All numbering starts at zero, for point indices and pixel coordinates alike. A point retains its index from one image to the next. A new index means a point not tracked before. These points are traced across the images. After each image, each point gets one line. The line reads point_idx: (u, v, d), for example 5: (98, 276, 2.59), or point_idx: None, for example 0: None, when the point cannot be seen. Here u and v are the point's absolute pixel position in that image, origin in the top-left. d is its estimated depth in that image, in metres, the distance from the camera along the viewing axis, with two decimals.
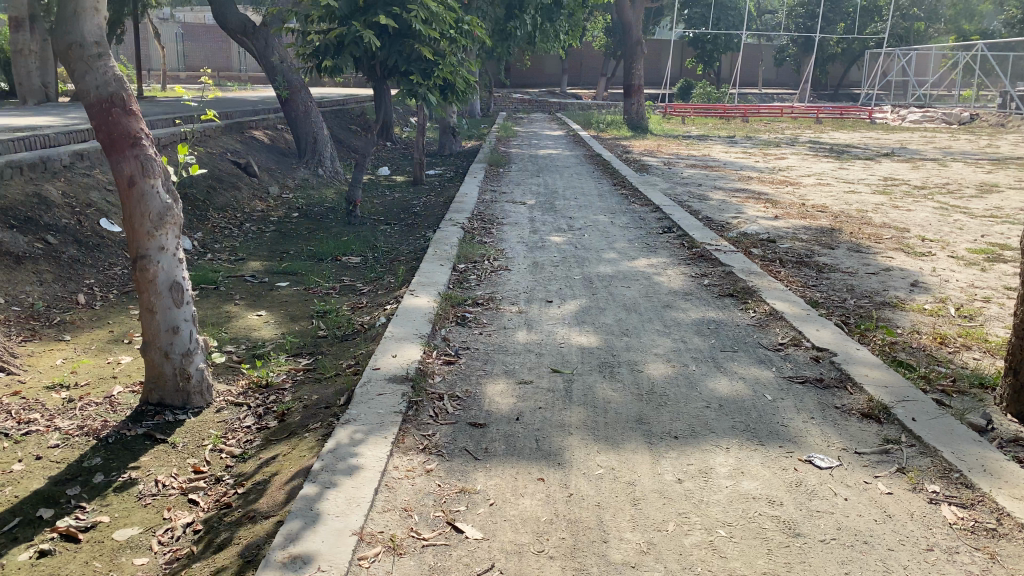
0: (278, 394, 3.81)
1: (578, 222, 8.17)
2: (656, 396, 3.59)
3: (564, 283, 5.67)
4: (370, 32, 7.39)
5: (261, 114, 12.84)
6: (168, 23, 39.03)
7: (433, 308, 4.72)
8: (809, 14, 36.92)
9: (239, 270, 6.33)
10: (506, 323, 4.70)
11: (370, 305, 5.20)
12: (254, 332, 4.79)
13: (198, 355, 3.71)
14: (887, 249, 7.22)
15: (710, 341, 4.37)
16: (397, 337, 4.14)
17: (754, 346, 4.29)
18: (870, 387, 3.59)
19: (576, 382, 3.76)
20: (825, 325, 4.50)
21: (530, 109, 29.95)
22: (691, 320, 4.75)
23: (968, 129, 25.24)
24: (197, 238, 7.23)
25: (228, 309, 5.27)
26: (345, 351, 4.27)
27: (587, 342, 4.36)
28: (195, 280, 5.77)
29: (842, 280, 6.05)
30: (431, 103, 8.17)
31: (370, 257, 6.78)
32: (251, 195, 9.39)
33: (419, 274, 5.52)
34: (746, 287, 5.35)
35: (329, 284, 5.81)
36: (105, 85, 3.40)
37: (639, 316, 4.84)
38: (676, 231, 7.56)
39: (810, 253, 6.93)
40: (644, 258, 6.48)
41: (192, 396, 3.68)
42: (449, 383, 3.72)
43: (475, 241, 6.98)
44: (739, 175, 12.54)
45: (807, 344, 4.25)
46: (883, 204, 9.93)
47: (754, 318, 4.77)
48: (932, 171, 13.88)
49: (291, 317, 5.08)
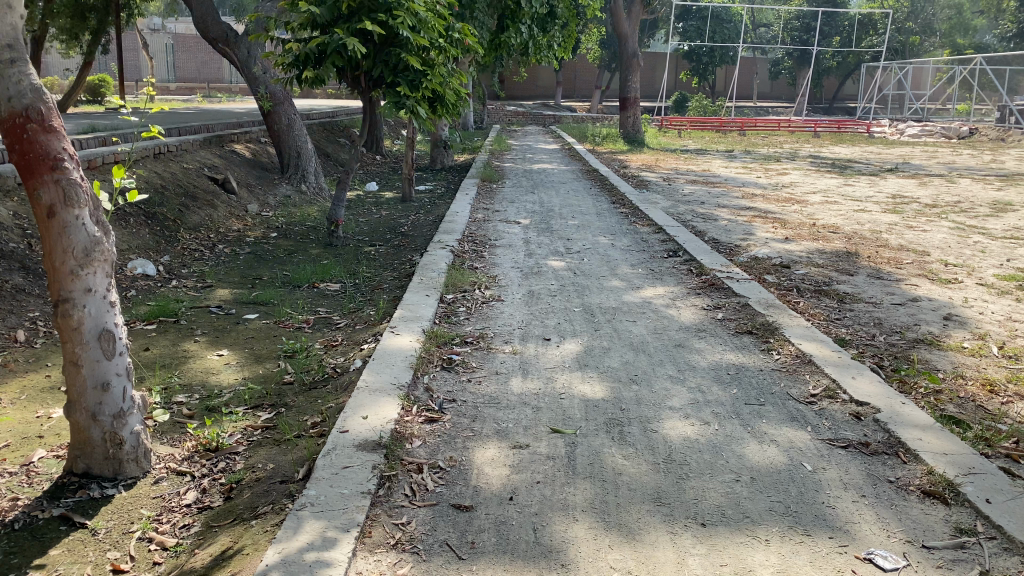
0: (229, 460, 3.24)
1: (576, 244, 7.62)
2: (676, 467, 3.04)
3: (563, 316, 5.12)
4: (353, 41, 6.88)
5: (244, 127, 12.31)
6: (159, 35, 38.70)
7: (415, 350, 4.16)
8: (805, 28, 36.66)
9: (204, 299, 5.77)
10: (499, 366, 4.15)
11: (346, 344, 4.63)
12: (211, 377, 4.22)
13: (135, 415, 3.14)
14: (910, 275, 6.70)
15: (732, 392, 3.82)
16: (372, 389, 3.58)
17: (784, 399, 3.74)
18: (927, 456, 3.04)
19: (580, 446, 3.20)
20: (862, 374, 3.98)
21: (524, 121, 29.62)
22: (707, 365, 4.21)
23: (969, 144, 24.90)
24: (162, 264, 6.68)
25: (186, 348, 4.70)
26: (312, 405, 3.71)
27: (591, 393, 3.79)
28: (154, 312, 5.21)
29: (867, 312, 5.52)
30: (420, 116, 7.64)
31: (351, 284, 6.22)
32: (227, 213, 8.84)
33: (401, 307, 4.96)
34: (766, 324, 4.81)
35: (302, 317, 5.26)
36: (19, 96, 2.82)
37: (649, 358, 4.29)
38: (681, 255, 7.04)
39: (828, 280, 6.40)
40: (649, 287, 5.94)
41: (124, 465, 3.09)
42: (430, 448, 3.15)
43: (465, 266, 6.43)
44: (742, 192, 12.03)
45: (845, 397, 3.71)
46: (896, 224, 9.43)
47: (778, 363, 4.24)
48: (941, 188, 13.40)
49: (256, 358, 4.52)
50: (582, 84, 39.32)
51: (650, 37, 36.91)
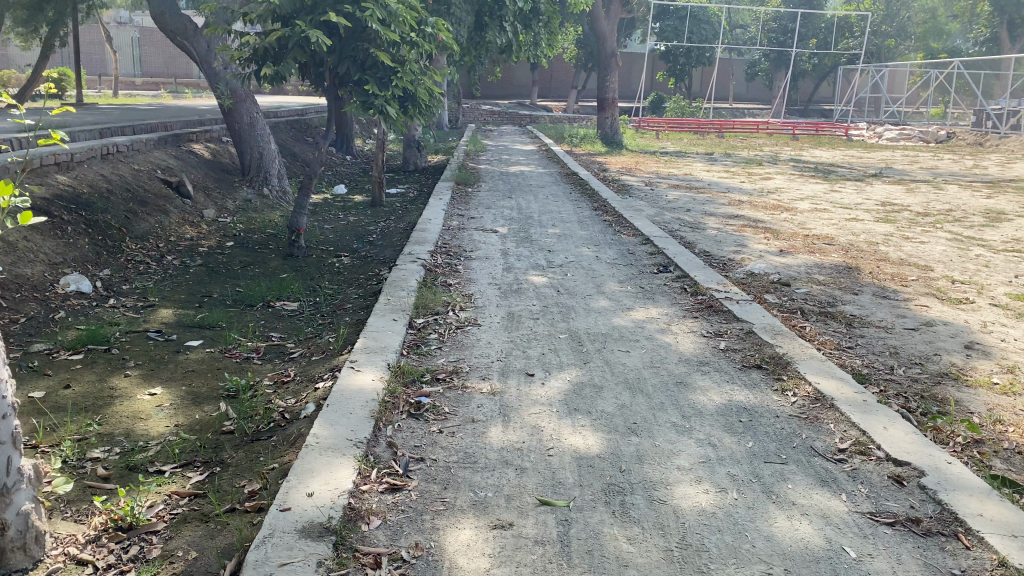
0: (144, 542, 2.63)
1: (559, 257, 7.07)
2: (693, 555, 2.48)
3: (547, 345, 4.56)
4: (316, 33, 6.27)
5: (205, 126, 11.62)
6: (125, 28, 37.81)
7: (377, 393, 3.57)
8: (782, 30, 36.47)
9: (143, 321, 5.14)
10: (476, 412, 3.57)
11: (300, 381, 4.04)
12: (138, 423, 3.59)
13: (24, 491, 2.48)
14: (917, 294, 6.21)
15: (748, 446, 3.29)
16: (322, 448, 3.00)
17: (807, 455, 3.21)
18: (996, 540, 2.53)
19: (574, 524, 2.65)
20: (895, 422, 3.44)
21: (500, 121, 29.08)
22: (714, 409, 3.66)
23: (948, 148, 24.70)
24: (101, 279, 6.04)
25: (114, 383, 4.07)
26: (252, 465, 3.11)
27: (584, 448, 3.23)
28: (82, 339, 4.58)
29: (880, 339, 5.01)
30: (390, 117, 7.02)
31: (311, 303, 5.62)
32: (181, 220, 8.18)
33: (363, 336, 4.36)
34: (775, 356, 4.27)
35: (252, 345, 4.64)
36: None
37: (648, 401, 3.73)
38: (671, 271, 6.51)
39: (832, 300, 5.91)
40: (641, 307, 5.40)
41: (7, 555, 2.43)
42: (391, 531, 2.58)
43: (437, 283, 5.84)
44: (728, 198, 11.58)
45: (879, 453, 3.17)
46: (892, 234, 8.98)
47: (795, 406, 3.69)
48: (929, 195, 13.02)
49: (195, 398, 3.90)
50: (558, 84, 38.94)
51: (628, 36, 36.50)
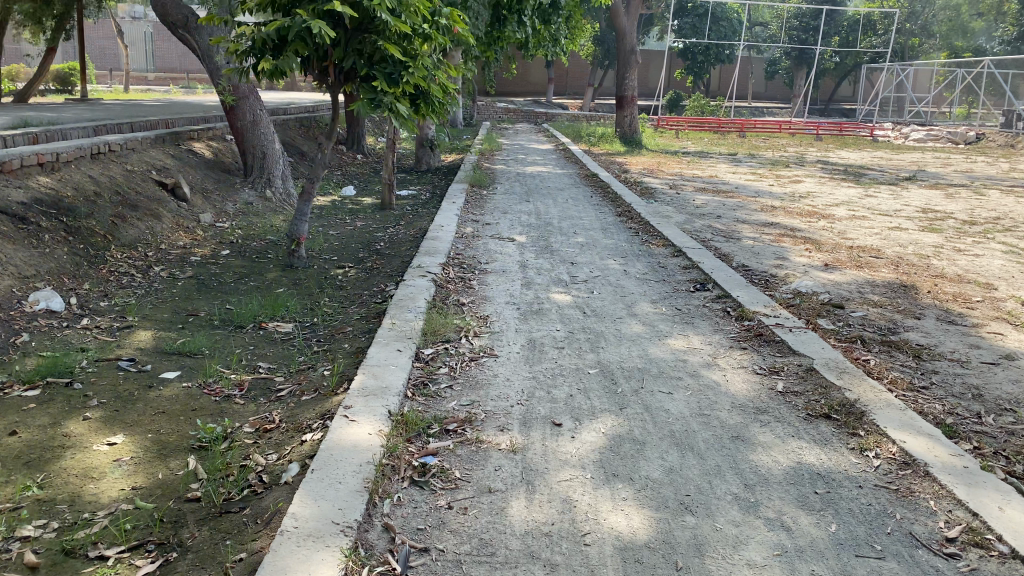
0: None
1: (582, 271, 6.43)
2: None
3: (575, 383, 3.93)
4: (318, 24, 5.64)
5: (208, 124, 11.05)
6: (139, 24, 37.64)
7: (373, 453, 2.94)
8: (803, 27, 35.70)
9: (118, 346, 4.55)
10: (493, 478, 2.93)
11: (286, 430, 3.42)
12: (88, 485, 2.99)
13: None
14: (986, 319, 5.53)
15: (833, 530, 2.64)
16: (303, 536, 2.38)
17: (908, 546, 2.56)
18: None
19: None
20: (1010, 499, 2.79)
21: (515, 119, 28.50)
22: (782, 475, 3.02)
23: (980, 150, 23.84)
24: (77, 294, 5.46)
25: (69, 429, 3.47)
26: (215, 554, 2.50)
27: (629, 532, 2.60)
28: (40, 371, 3.99)
29: (957, 376, 4.34)
30: (400, 117, 6.38)
31: (308, 325, 5.01)
32: (174, 225, 7.60)
33: (361, 372, 3.73)
34: (847, 403, 3.61)
35: (234, 379, 4.04)
36: None
37: (700, 463, 3.09)
38: (708, 288, 5.86)
39: (893, 326, 5.24)
40: (679, 335, 4.76)
41: None
42: None
43: (449, 302, 5.22)
44: (759, 203, 10.93)
45: (1001, 547, 2.53)
46: (942, 246, 8.29)
47: (879, 471, 3.05)
48: (971, 200, 12.29)
49: (160, 449, 3.30)
50: (574, 82, 38.27)
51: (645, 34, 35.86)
